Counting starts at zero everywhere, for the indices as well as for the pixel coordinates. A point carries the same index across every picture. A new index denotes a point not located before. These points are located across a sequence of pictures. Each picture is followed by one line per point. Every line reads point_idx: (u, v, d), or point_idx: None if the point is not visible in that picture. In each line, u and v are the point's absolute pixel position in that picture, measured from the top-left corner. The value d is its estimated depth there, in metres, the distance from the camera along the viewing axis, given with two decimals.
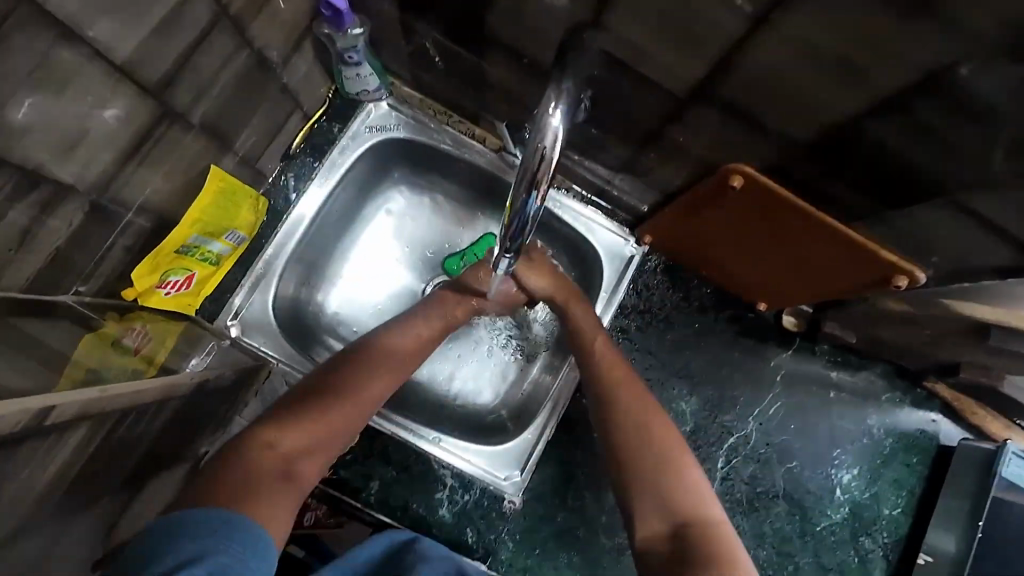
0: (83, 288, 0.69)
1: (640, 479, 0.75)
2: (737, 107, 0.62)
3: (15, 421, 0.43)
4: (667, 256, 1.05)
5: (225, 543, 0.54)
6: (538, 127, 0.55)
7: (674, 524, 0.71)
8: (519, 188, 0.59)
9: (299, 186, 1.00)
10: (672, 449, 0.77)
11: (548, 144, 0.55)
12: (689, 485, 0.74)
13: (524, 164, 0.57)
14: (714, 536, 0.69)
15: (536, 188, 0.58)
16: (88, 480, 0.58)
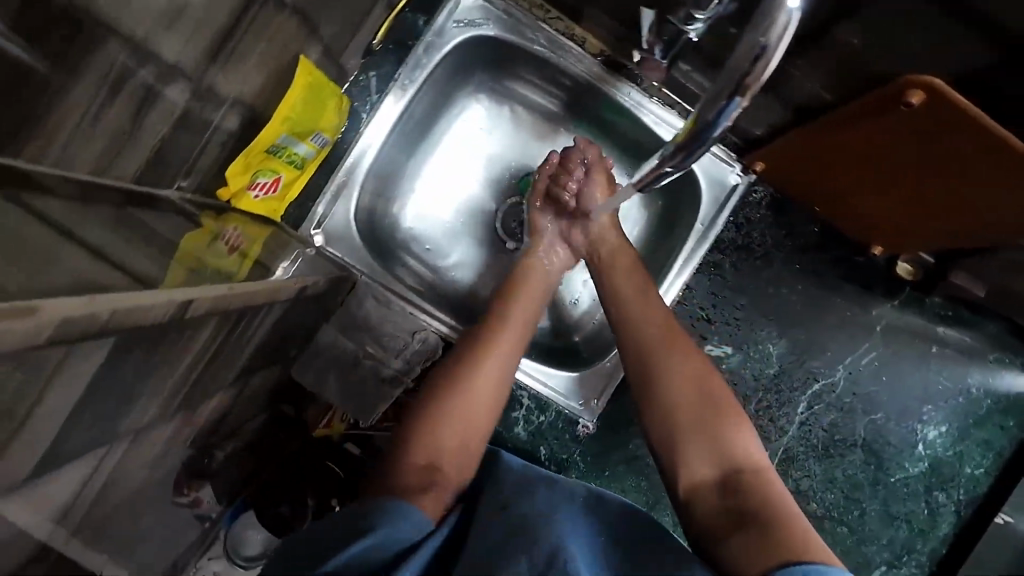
0: (184, 183, 0.67)
1: (685, 431, 0.70)
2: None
3: (160, 313, 0.41)
4: (775, 187, 0.95)
5: (404, 522, 0.58)
6: (768, 10, 0.44)
7: (724, 471, 0.66)
8: (718, 94, 0.49)
9: (381, 88, 0.93)
10: (722, 399, 0.72)
11: (776, 35, 0.44)
12: (744, 433, 0.69)
13: (734, 59, 0.47)
14: (766, 481, 0.64)
15: (742, 95, 0.48)
16: (211, 374, 0.60)
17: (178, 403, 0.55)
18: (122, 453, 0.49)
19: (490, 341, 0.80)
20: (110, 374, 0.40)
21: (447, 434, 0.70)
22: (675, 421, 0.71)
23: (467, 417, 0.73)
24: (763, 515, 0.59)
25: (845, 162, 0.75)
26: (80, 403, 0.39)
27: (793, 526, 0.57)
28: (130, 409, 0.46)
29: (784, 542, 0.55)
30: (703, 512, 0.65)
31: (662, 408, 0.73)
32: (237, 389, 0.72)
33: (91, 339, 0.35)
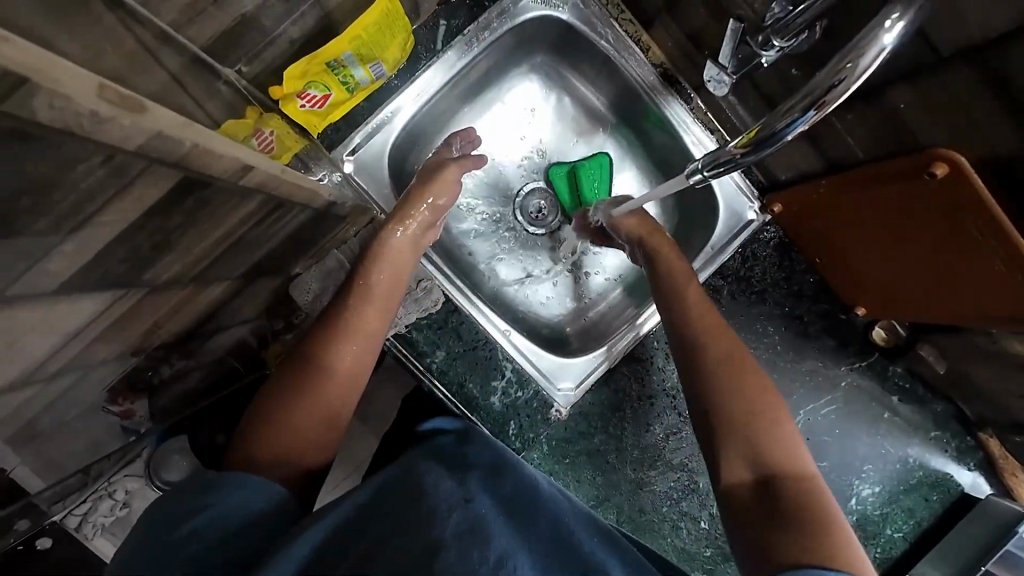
0: (245, 69, 0.67)
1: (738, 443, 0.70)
2: (1000, 82, 0.56)
3: (228, 166, 0.41)
4: (785, 231, 1.01)
5: (245, 490, 0.58)
6: (863, 41, 0.49)
7: (761, 472, 0.68)
8: (792, 106, 0.54)
9: (447, 39, 0.94)
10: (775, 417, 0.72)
11: (862, 65, 0.49)
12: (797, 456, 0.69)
13: (815, 80, 0.52)
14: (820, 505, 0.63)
15: (816, 111, 0.52)
16: (231, 256, 0.60)
17: (193, 273, 0.55)
18: (133, 300, 0.50)
19: (353, 322, 0.78)
20: (164, 212, 0.40)
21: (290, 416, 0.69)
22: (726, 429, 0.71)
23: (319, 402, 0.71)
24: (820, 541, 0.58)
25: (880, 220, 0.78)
26: (128, 230, 0.39)
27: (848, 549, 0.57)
28: (159, 259, 0.46)
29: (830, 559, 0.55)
30: (738, 509, 0.66)
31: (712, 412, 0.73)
32: (241, 283, 0.72)
33: (168, 165, 0.35)
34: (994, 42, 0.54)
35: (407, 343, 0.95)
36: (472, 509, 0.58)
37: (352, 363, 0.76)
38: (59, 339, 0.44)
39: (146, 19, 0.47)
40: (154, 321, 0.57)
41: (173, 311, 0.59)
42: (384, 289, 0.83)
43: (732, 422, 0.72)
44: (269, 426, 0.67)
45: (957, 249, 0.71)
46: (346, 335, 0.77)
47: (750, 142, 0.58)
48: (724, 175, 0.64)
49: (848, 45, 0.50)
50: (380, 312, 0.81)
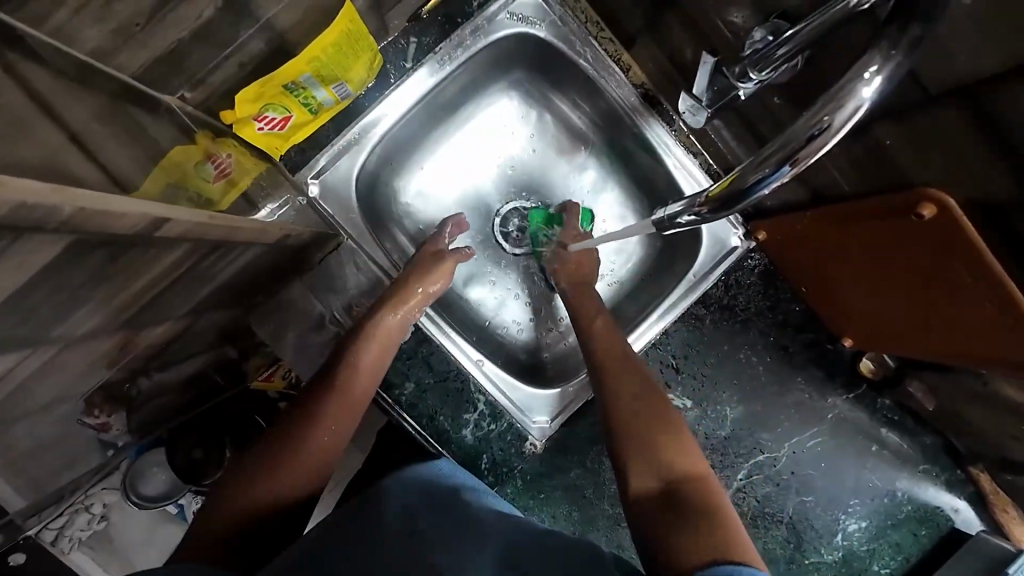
0: (189, 95, 0.62)
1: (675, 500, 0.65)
2: (990, 123, 0.52)
3: (132, 224, 0.37)
4: (770, 259, 0.97)
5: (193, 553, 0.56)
6: (841, 94, 0.45)
7: (665, 481, 0.68)
8: (766, 158, 0.50)
9: (417, 57, 0.90)
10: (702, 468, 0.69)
11: (840, 119, 0.46)
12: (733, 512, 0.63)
13: (792, 130, 0.48)
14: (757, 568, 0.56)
15: (792, 166, 0.49)
16: (165, 299, 0.55)
17: (119, 322, 0.50)
18: (45, 358, 0.45)
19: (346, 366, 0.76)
20: (55, 277, 0.36)
21: (252, 488, 0.64)
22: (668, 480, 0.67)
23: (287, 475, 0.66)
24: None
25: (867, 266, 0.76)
26: (11, 299, 0.34)
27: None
28: (66, 318, 0.42)
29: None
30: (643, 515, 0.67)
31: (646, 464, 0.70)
32: (188, 321, 0.68)
33: (44, 234, 0.31)
34: (985, 80, 0.50)
35: None
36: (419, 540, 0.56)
37: (332, 438, 0.71)
38: None
39: (54, 53, 0.43)
40: (79, 371, 0.53)
41: (101, 359, 0.55)
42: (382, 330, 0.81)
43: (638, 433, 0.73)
44: (230, 493, 0.64)
45: (941, 290, 0.68)
46: (327, 407, 0.72)
47: (722, 193, 0.54)
48: (699, 224, 0.61)
49: (824, 96, 0.47)
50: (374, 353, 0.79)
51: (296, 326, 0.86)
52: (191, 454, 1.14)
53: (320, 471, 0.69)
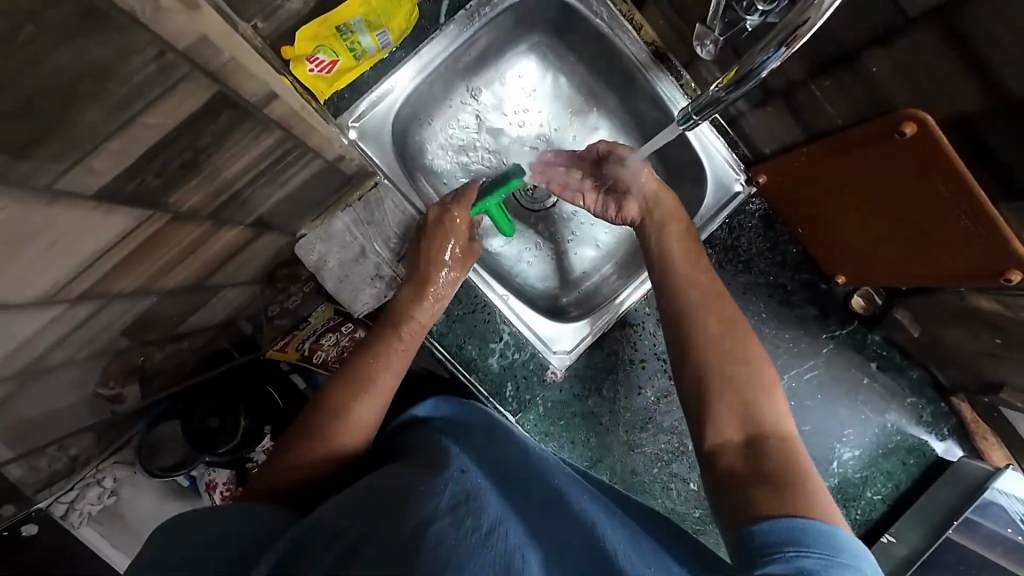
0: (259, 25, 0.69)
1: (724, 390, 0.75)
2: (963, 40, 0.61)
3: (255, 88, 0.44)
4: (770, 203, 1.06)
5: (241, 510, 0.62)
6: None
7: (748, 431, 0.72)
8: (767, 43, 0.57)
9: (449, 13, 0.98)
10: (755, 359, 0.77)
11: (825, 3, 0.51)
12: (769, 400, 0.74)
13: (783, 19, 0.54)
14: (788, 446, 0.69)
15: (786, 48, 0.55)
16: (244, 197, 0.63)
17: (211, 208, 0.58)
18: (156, 227, 0.52)
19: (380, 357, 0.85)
20: (195, 127, 0.43)
21: (304, 447, 0.76)
22: (713, 382, 0.76)
23: (333, 440, 0.77)
24: (778, 463, 0.67)
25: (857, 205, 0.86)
26: (164, 141, 0.42)
27: (804, 476, 0.65)
28: (185, 181, 0.49)
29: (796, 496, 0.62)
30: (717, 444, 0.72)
31: (703, 357, 0.78)
32: (251, 233, 0.75)
33: (205, 74, 0.38)
34: (957, 1, 0.59)
35: None
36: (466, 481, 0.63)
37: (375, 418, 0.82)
38: (90, 253, 0.47)
39: None
40: (171, 255, 0.60)
41: (187, 249, 0.62)
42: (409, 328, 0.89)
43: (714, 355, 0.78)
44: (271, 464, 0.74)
45: (925, 220, 0.76)
46: (363, 387, 0.82)
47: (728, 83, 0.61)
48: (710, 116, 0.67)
49: None
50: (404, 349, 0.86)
51: (337, 257, 0.93)
52: (206, 423, 1.15)
53: (356, 444, 0.79)
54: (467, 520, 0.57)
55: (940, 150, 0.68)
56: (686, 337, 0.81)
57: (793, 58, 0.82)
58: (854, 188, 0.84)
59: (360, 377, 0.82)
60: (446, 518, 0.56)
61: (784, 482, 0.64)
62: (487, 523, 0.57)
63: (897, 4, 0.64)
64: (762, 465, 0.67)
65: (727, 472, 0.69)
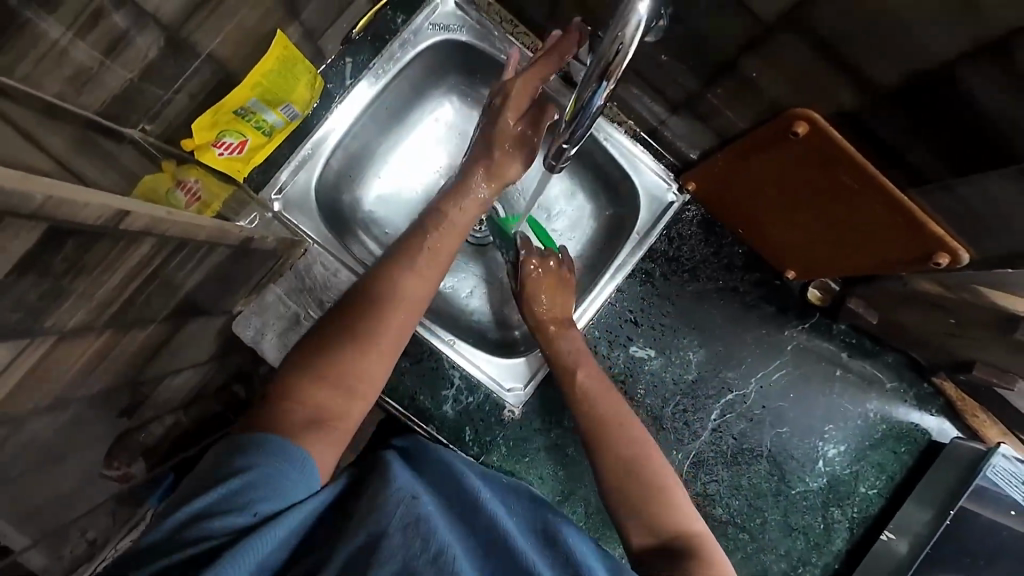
0: (149, 127, 0.72)
1: (637, 502, 0.73)
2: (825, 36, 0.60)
3: (95, 213, 0.45)
4: (706, 207, 1.04)
5: (273, 467, 0.58)
6: (621, 12, 0.53)
7: (662, 537, 0.70)
8: (589, 78, 0.58)
9: (355, 74, 1.00)
10: (654, 464, 0.77)
11: (629, 34, 0.53)
12: (673, 505, 0.73)
13: (598, 54, 0.55)
14: (697, 550, 0.68)
15: (608, 80, 0.56)
16: (142, 300, 0.64)
17: (104, 318, 0.59)
18: (42, 351, 0.53)
19: (395, 290, 0.77)
20: (37, 262, 0.44)
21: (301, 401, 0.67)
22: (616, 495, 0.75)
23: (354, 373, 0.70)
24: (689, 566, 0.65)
25: (771, 189, 0.83)
26: (8, 279, 0.43)
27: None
28: (55, 306, 0.51)
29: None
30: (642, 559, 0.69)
31: (606, 479, 0.76)
32: (172, 324, 0.77)
33: (22, 217, 0.40)
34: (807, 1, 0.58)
35: None
36: (417, 504, 0.58)
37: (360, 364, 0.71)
38: None
39: (22, 95, 0.52)
40: (77, 370, 0.61)
41: (97, 358, 0.63)
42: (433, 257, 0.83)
43: (620, 475, 0.76)
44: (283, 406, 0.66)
45: (846, 206, 0.74)
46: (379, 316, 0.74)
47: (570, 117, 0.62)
48: (574, 149, 0.67)
49: (611, 19, 0.54)
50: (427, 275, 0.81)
51: (276, 329, 0.93)
52: None
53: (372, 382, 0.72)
54: (416, 544, 0.55)
55: (832, 140, 0.66)
56: (593, 455, 0.80)
57: (686, 71, 0.81)
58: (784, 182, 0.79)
59: (376, 306, 0.75)
60: (398, 536, 0.55)
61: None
62: (435, 545, 0.55)
63: (757, 12, 0.63)
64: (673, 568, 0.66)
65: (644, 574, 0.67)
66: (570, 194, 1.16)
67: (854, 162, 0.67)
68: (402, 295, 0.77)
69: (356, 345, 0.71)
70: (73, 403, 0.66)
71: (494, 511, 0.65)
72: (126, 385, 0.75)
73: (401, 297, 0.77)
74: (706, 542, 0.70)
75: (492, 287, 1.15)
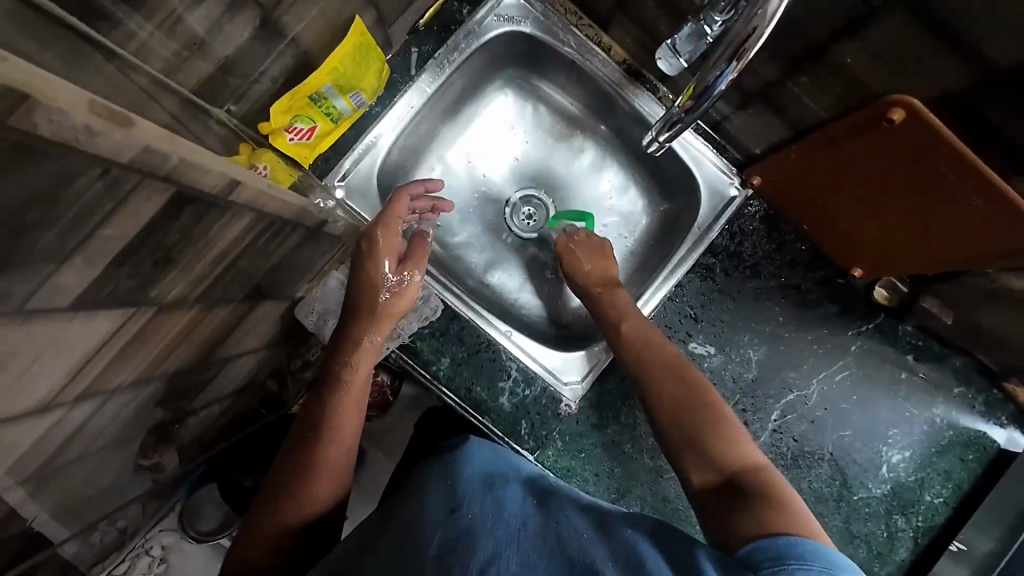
0: (233, 108, 0.73)
1: (696, 437, 0.73)
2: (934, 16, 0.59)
3: (214, 181, 0.46)
4: (770, 203, 1.02)
5: None
6: None
7: (726, 476, 0.69)
8: (718, 59, 0.59)
9: (419, 64, 1.01)
10: (713, 403, 0.76)
11: (769, 11, 0.54)
12: (737, 442, 0.72)
13: (733, 34, 0.56)
14: (776, 481, 0.67)
15: (738, 61, 0.57)
16: (228, 279, 0.64)
17: (197, 295, 0.59)
18: (142, 321, 0.53)
19: (348, 358, 0.81)
20: (158, 227, 0.44)
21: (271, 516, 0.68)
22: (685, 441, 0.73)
23: (309, 462, 0.72)
24: (754, 504, 0.63)
25: (848, 182, 0.81)
26: (130, 243, 0.43)
27: (789, 510, 0.61)
28: (161, 276, 0.51)
29: (776, 519, 0.60)
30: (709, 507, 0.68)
31: (675, 435, 0.75)
32: (245, 306, 0.77)
33: (158, 180, 0.40)
34: None
35: (411, 352, 0.98)
36: (456, 518, 0.56)
37: (306, 514, 0.69)
38: (77, 360, 0.47)
39: (138, 66, 0.52)
40: (163, 349, 0.61)
41: (181, 336, 0.63)
42: (389, 307, 0.86)
43: (689, 419, 0.75)
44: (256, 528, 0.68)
45: (935, 198, 0.72)
46: (334, 389, 0.78)
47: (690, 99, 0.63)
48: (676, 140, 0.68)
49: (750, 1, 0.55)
50: (375, 323, 0.84)
51: (337, 314, 0.94)
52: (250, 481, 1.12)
53: (340, 471, 0.74)
54: (473, 552, 0.51)
55: (932, 127, 0.64)
56: (649, 393, 0.80)
57: (767, 59, 0.80)
58: (861, 171, 0.77)
59: (328, 382, 0.79)
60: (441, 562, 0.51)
61: (764, 514, 0.61)
62: (483, 559, 0.50)
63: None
64: (739, 507, 0.64)
65: (708, 517, 0.66)
66: (623, 189, 1.15)
67: (947, 147, 0.65)
68: (353, 361, 0.81)
69: (311, 428, 0.74)
70: (152, 382, 0.66)
71: (563, 511, 0.61)
72: (196, 368, 0.75)
73: (349, 363, 0.80)
74: (772, 474, 0.68)
75: (544, 281, 1.14)
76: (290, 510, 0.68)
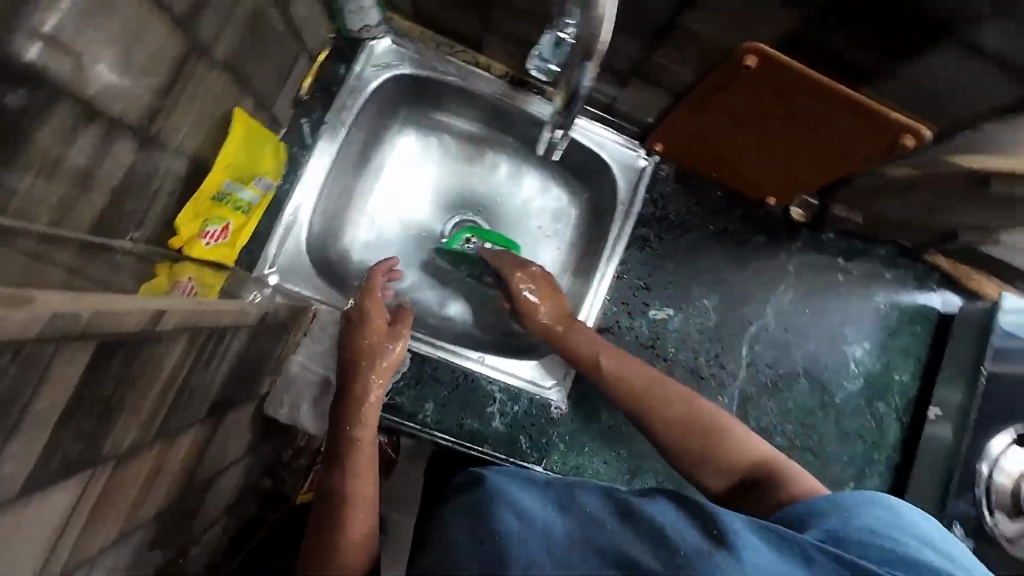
0: (137, 235, 0.72)
1: (693, 451, 0.76)
2: None
3: (137, 320, 0.45)
4: (677, 163, 1.09)
5: None
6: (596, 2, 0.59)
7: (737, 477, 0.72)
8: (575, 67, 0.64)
9: (314, 133, 1.02)
10: (702, 406, 0.79)
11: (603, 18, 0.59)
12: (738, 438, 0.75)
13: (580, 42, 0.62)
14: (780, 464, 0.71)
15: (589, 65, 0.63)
16: (180, 405, 0.62)
17: (153, 431, 0.57)
18: (104, 478, 0.51)
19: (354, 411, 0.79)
20: (90, 385, 0.44)
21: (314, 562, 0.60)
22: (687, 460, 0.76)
23: (336, 497, 0.65)
24: (770, 491, 0.68)
25: (734, 129, 0.88)
26: (64, 412, 0.42)
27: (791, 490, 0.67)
28: (109, 431, 0.49)
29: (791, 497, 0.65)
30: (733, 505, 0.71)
31: (680, 450, 0.77)
32: (211, 425, 0.75)
33: (78, 342, 0.39)
34: None
35: (394, 408, 0.98)
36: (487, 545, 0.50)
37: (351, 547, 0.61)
38: (44, 541, 0.45)
39: (21, 231, 0.51)
40: (136, 500, 0.60)
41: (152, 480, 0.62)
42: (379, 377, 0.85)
43: (677, 432, 0.78)
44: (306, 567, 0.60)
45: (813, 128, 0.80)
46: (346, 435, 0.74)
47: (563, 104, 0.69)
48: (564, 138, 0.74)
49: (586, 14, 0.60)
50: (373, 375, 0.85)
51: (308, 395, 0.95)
52: None
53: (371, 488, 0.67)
54: None
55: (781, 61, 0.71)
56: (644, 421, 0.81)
57: (629, 42, 0.86)
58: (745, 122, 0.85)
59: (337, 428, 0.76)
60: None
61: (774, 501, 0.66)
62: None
63: None
64: (759, 496, 0.69)
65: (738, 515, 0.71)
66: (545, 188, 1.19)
67: (801, 77, 0.72)
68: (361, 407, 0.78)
69: (337, 468, 0.69)
70: (133, 536, 0.63)
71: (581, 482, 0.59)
72: (177, 507, 0.72)
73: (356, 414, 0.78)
74: (780, 459, 0.72)
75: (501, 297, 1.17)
76: (341, 539, 0.61)
